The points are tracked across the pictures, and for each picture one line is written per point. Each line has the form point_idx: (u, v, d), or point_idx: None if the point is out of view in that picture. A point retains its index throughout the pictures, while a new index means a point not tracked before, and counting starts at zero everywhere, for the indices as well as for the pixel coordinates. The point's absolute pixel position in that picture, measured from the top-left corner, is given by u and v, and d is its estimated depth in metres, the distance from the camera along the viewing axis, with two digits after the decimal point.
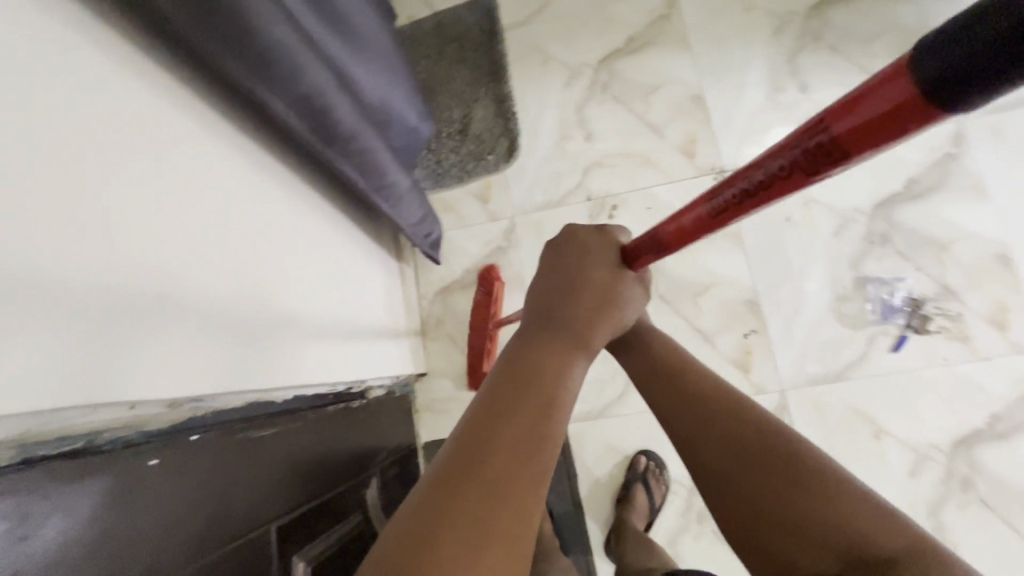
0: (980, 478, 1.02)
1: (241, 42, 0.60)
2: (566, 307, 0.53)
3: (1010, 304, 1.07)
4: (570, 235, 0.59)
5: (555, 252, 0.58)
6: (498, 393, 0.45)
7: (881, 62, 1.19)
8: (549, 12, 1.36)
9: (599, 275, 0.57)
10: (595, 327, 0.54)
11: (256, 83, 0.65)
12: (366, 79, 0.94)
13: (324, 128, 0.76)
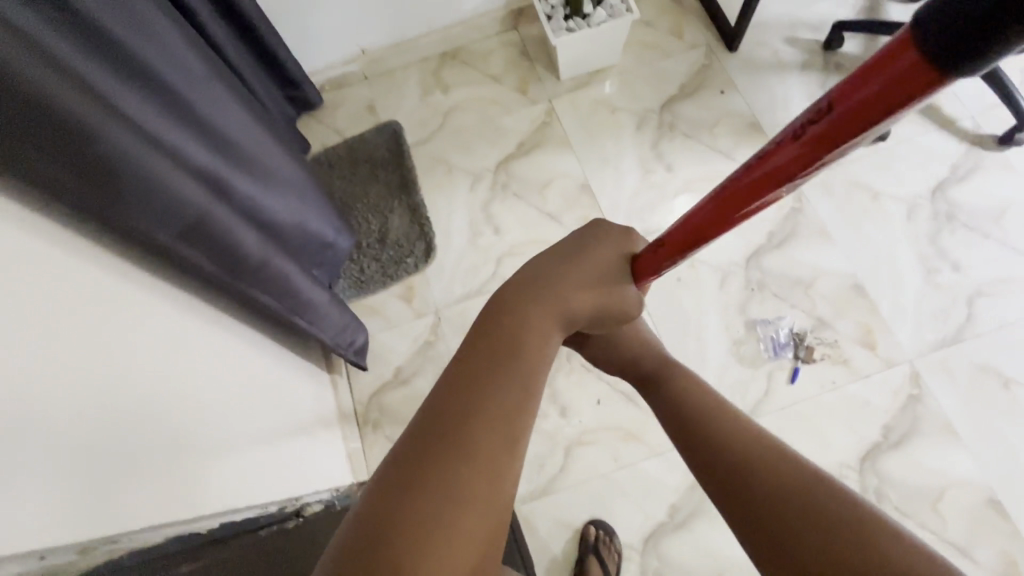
0: (889, 488, 1.12)
1: (146, 202, 0.67)
2: (564, 286, 0.62)
3: (873, 325, 1.23)
4: (595, 222, 0.68)
5: (576, 236, 0.67)
6: (491, 356, 0.54)
7: (724, 143, 1.45)
8: (448, 129, 1.55)
9: (608, 260, 0.66)
10: (577, 306, 0.62)
11: (163, 234, 0.71)
12: (281, 206, 1.03)
13: (230, 265, 0.83)
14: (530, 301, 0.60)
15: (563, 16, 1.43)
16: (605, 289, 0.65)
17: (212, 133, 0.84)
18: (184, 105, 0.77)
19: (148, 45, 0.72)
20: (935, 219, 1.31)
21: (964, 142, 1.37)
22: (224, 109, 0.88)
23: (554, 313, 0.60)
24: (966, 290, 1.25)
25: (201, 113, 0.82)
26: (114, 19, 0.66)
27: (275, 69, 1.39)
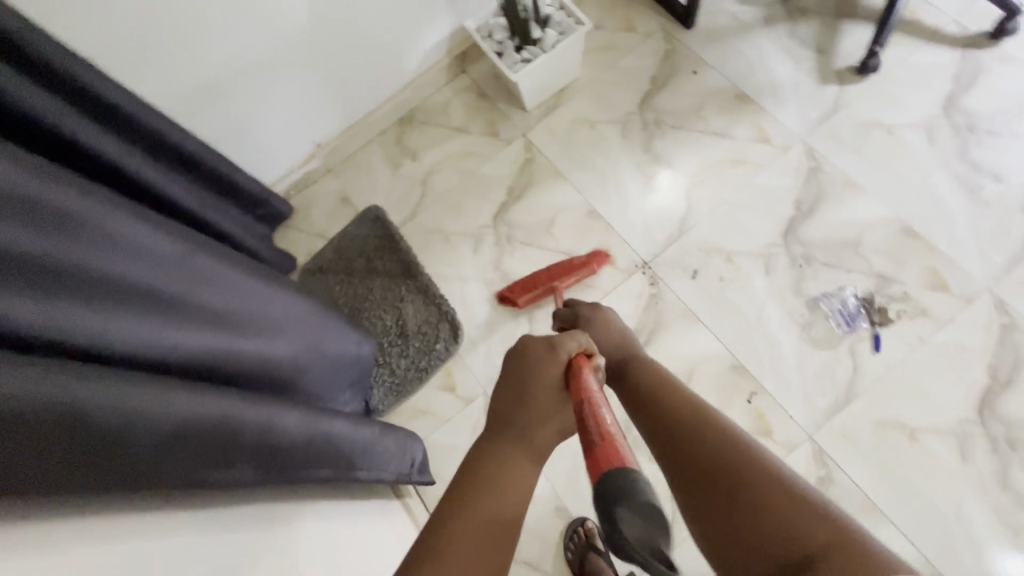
0: (1019, 432, 1.03)
1: (158, 442, 0.60)
2: (516, 411, 0.66)
3: (938, 265, 1.16)
4: (524, 342, 0.70)
5: (514, 361, 0.69)
6: (461, 485, 0.60)
7: (716, 123, 1.37)
8: (432, 197, 1.47)
9: (548, 377, 0.67)
10: (536, 430, 0.65)
11: (188, 463, 0.64)
12: (291, 350, 0.94)
13: (265, 456, 0.73)
14: (493, 438, 0.64)
15: (514, 48, 1.35)
16: (560, 404, 0.67)
17: (186, 312, 0.75)
18: (135, 299, 0.68)
19: (82, 245, 0.63)
20: (958, 135, 1.24)
21: (957, 48, 1.30)
22: (199, 278, 0.79)
23: (525, 442, 0.64)
24: (1016, 198, 1.18)
25: (165, 297, 0.73)
26: (28, 236, 0.58)
27: (237, 197, 1.31)
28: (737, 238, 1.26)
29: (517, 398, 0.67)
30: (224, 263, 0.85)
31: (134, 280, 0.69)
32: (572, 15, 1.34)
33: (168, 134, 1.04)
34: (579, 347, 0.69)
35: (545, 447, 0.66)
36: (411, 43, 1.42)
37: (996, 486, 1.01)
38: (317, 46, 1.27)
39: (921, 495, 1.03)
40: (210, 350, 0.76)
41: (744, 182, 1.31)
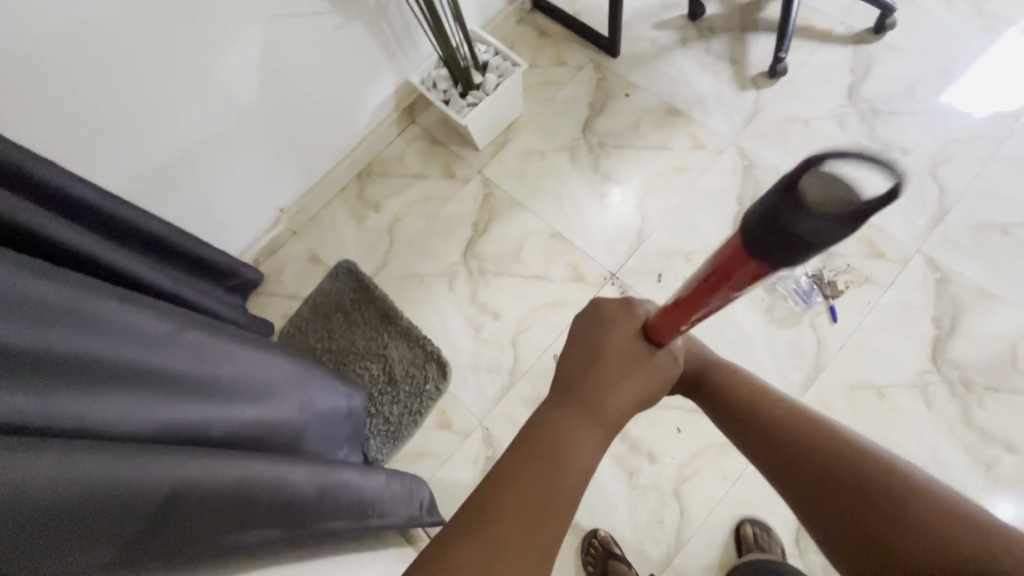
0: (971, 373, 1.13)
1: (164, 513, 0.60)
2: (585, 377, 0.57)
3: (871, 235, 1.27)
4: (598, 302, 0.61)
5: (586, 321, 0.60)
6: (522, 449, 0.53)
7: (654, 137, 1.48)
8: (400, 243, 1.51)
9: (621, 342, 0.57)
10: (609, 401, 0.56)
11: (197, 530, 0.64)
12: (283, 406, 0.94)
13: (277, 513, 0.74)
14: (557, 401, 0.56)
15: (459, 95, 1.43)
16: (637, 372, 0.57)
17: (183, 385, 0.77)
18: (132, 379, 0.70)
19: (80, 335, 0.66)
20: (865, 120, 1.39)
21: (848, 46, 1.47)
22: (195, 349, 0.81)
23: (592, 411, 0.55)
24: (925, 167, 1.31)
25: (162, 372, 0.75)
26: (33, 333, 0.61)
27: (206, 271, 1.32)
28: (692, 238, 1.35)
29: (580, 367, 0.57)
30: (219, 332, 0.88)
31: (129, 361, 0.71)
32: (508, 58, 1.44)
33: (131, 218, 1.06)
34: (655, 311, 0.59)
35: (617, 420, 0.56)
36: (359, 103, 1.49)
37: (962, 426, 1.10)
38: (272, 118, 1.32)
39: (898, 447, 1.11)
40: (212, 420, 0.78)
41: (688, 186, 1.41)
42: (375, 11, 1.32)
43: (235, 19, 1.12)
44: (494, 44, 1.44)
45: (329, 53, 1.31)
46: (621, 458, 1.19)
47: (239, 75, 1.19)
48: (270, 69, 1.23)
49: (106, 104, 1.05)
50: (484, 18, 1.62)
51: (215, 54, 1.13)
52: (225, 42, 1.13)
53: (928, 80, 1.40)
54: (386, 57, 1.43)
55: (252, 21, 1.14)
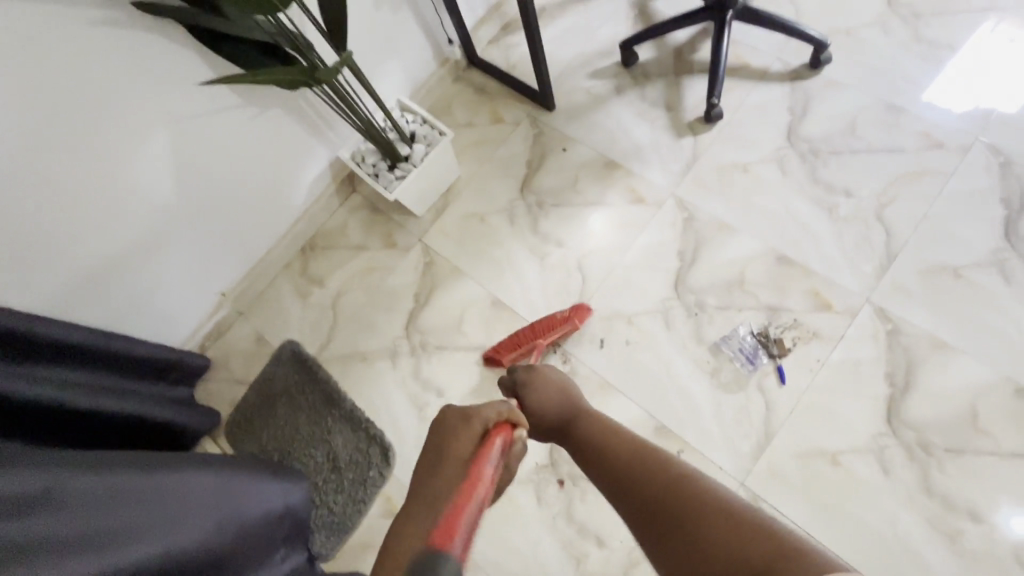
0: (929, 434, 1.06)
1: None
2: (430, 484, 0.66)
3: (817, 286, 1.21)
4: (444, 413, 0.76)
5: (435, 435, 0.74)
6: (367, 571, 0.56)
7: (592, 193, 1.45)
8: (344, 319, 1.49)
9: (461, 448, 0.69)
10: (442, 494, 0.63)
11: None
12: (188, 530, 0.85)
13: None
14: (407, 510, 0.63)
15: (387, 169, 1.41)
16: (464, 468, 0.66)
17: (98, 543, 0.75)
18: (36, 556, 0.68)
19: None
20: (805, 161, 1.34)
21: (785, 84, 1.42)
22: (99, 499, 0.78)
23: (427, 507, 0.62)
24: (870, 209, 1.26)
25: (70, 538, 0.72)
26: None
27: (143, 369, 1.30)
28: (634, 299, 1.30)
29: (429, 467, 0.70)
30: (127, 471, 0.84)
31: (23, 539, 0.68)
32: (435, 126, 1.42)
33: (40, 330, 1.04)
34: (498, 415, 0.72)
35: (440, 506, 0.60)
36: (291, 182, 1.47)
37: (921, 493, 1.03)
38: (197, 210, 1.31)
39: (855, 520, 1.04)
40: (131, 567, 0.76)
41: (628, 243, 1.37)
42: (293, 99, 1.32)
43: (138, 126, 1.11)
44: (421, 114, 1.43)
45: (248, 140, 1.30)
46: (568, 543, 1.14)
47: (153, 176, 1.19)
48: (186, 164, 1.22)
49: (10, 225, 1.04)
50: (416, 82, 1.60)
51: (121, 162, 1.12)
52: (131, 148, 1.12)
53: (869, 115, 1.34)
54: (312, 135, 1.42)
55: (157, 124, 1.13)
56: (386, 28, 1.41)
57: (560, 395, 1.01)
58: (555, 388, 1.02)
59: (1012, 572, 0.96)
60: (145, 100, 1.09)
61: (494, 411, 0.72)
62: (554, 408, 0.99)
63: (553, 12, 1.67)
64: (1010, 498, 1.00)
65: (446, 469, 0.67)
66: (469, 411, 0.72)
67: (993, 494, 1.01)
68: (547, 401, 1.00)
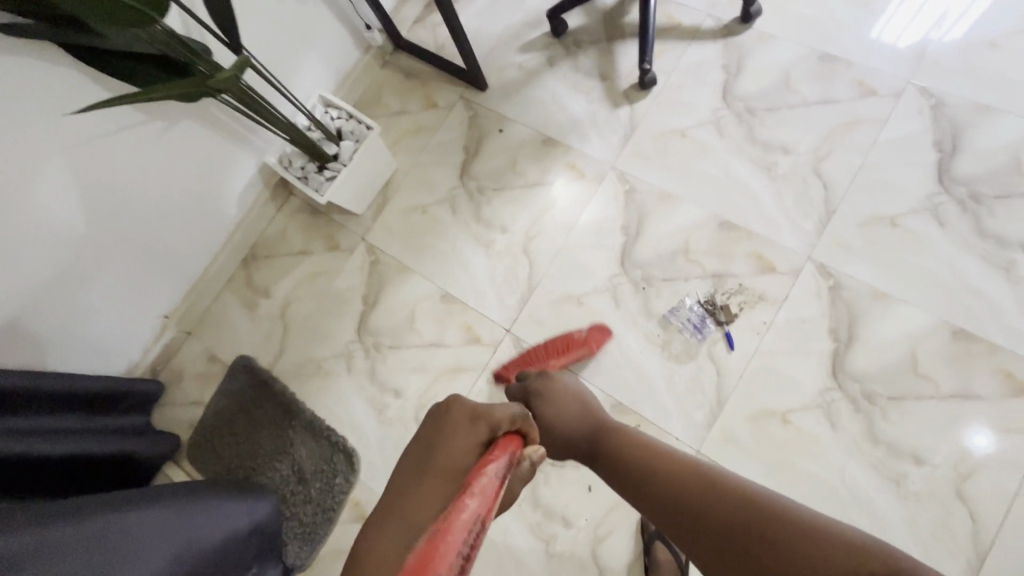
0: (873, 384, 1.08)
1: None
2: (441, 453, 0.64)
3: (760, 248, 1.21)
4: (452, 400, 0.69)
5: (437, 420, 0.68)
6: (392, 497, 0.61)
7: (532, 174, 1.41)
8: (294, 329, 1.45)
9: (466, 440, 0.65)
10: (453, 459, 0.63)
11: None
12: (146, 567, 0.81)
13: None
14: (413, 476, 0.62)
15: (316, 170, 1.35)
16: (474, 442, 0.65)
17: None
18: None
19: None
20: (742, 121, 1.31)
21: (718, 41, 1.38)
22: (54, 554, 0.76)
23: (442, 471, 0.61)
24: (808, 164, 1.24)
25: None
26: None
27: (89, 404, 1.24)
28: (582, 279, 1.29)
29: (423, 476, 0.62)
30: (90, 517, 0.83)
31: None
32: (361, 120, 1.36)
33: None
34: (511, 421, 0.67)
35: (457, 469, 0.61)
36: (220, 192, 1.41)
37: (869, 442, 1.05)
38: (118, 232, 1.25)
39: (806, 475, 1.06)
40: None
41: (572, 223, 1.34)
42: (204, 106, 1.26)
43: (32, 159, 1.04)
44: (346, 109, 1.37)
45: (162, 154, 1.24)
46: (536, 527, 1.16)
47: (59, 204, 1.12)
48: (95, 185, 1.16)
49: None
50: (340, 73, 1.52)
51: (21, 193, 1.05)
52: (30, 182, 1.06)
53: (803, 67, 1.31)
54: (233, 141, 1.36)
55: (53, 149, 1.06)
56: (297, 19, 1.32)
57: (578, 408, 0.95)
58: (567, 398, 0.96)
59: (954, 510, 0.99)
60: (34, 129, 1.02)
61: (505, 413, 0.67)
62: (578, 423, 0.93)
63: None
64: (952, 439, 1.03)
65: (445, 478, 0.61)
66: (479, 408, 0.67)
67: (935, 436, 1.03)
68: (566, 412, 0.94)
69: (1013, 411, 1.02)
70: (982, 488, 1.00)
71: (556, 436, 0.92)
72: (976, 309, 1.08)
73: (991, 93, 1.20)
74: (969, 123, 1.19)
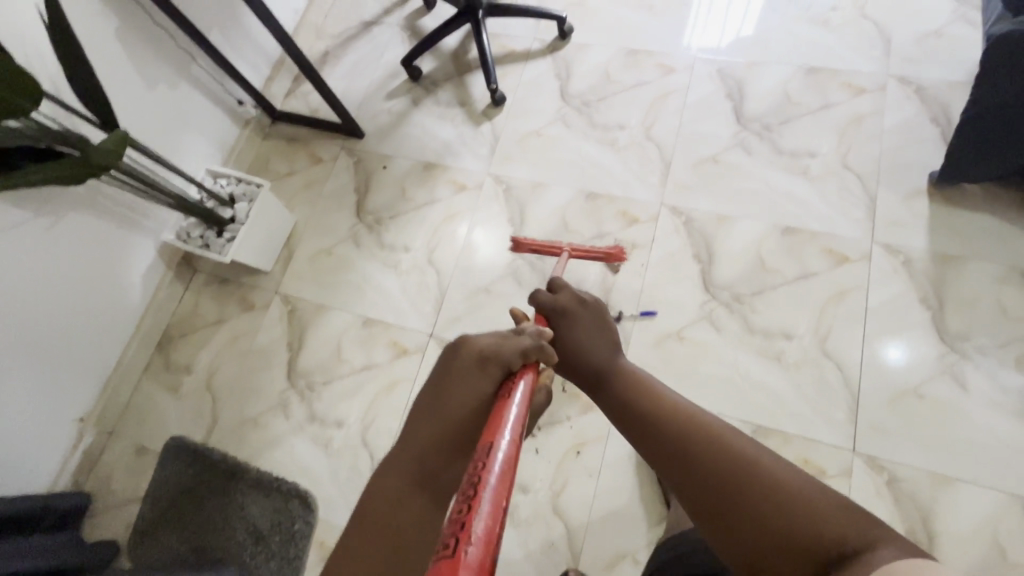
0: (737, 287, 1.28)
1: None
2: (453, 399, 0.65)
3: (623, 206, 1.42)
4: (456, 347, 0.70)
5: (444, 365, 0.69)
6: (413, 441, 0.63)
7: (420, 196, 1.56)
8: (223, 395, 1.45)
9: (469, 392, 0.66)
10: (461, 405, 0.65)
11: None
12: None
13: None
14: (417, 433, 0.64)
15: (215, 235, 1.42)
16: (476, 386, 0.66)
17: None
18: None
19: None
20: (582, 113, 1.55)
21: (547, 57, 1.65)
22: None
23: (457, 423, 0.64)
24: (641, 133, 1.49)
25: None
26: None
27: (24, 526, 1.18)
28: (484, 272, 1.43)
29: (434, 414, 0.65)
30: None
31: None
32: (251, 181, 1.46)
33: None
34: (521, 357, 0.68)
35: (469, 418, 0.65)
36: (122, 279, 1.43)
37: (747, 334, 1.24)
38: (15, 335, 1.23)
39: (710, 378, 1.22)
40: None
41: (464, 228, 1.49)
42: (88, 194, 1.31)
43: None
44: (233, 174, 1.46)
45: (52, 247, 1.26)
46: None
47: None
48: None
49: None
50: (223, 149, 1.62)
51: None
52: None
53: (616, 62, 1.59)
54: (125, 225, 1.41)
55: None
56: (169, 105, 1.42)
57: (604, 339, 0.87)
58: (594, 327, 0.88)
59: (826, 367, 1.18)
60: None
61: (517, 348, 0.68)
62: (594, 354, 0.85)
63: (336, 53, 1.82)
64: (807, 312, 1.23)
65: (453, 418, 0.64)
66: (484, 355, 0.68)
67: (795, 313, 1.23)
68: (587, 341, 0.87)
69: (842, 276, 1.24)
70: (840, 342, 1.19)
71: (572, 353, 0.86)
72: (795, 211, 1.32)
73: (758, 51, 1.52)
74: (747, 76, 1.50)
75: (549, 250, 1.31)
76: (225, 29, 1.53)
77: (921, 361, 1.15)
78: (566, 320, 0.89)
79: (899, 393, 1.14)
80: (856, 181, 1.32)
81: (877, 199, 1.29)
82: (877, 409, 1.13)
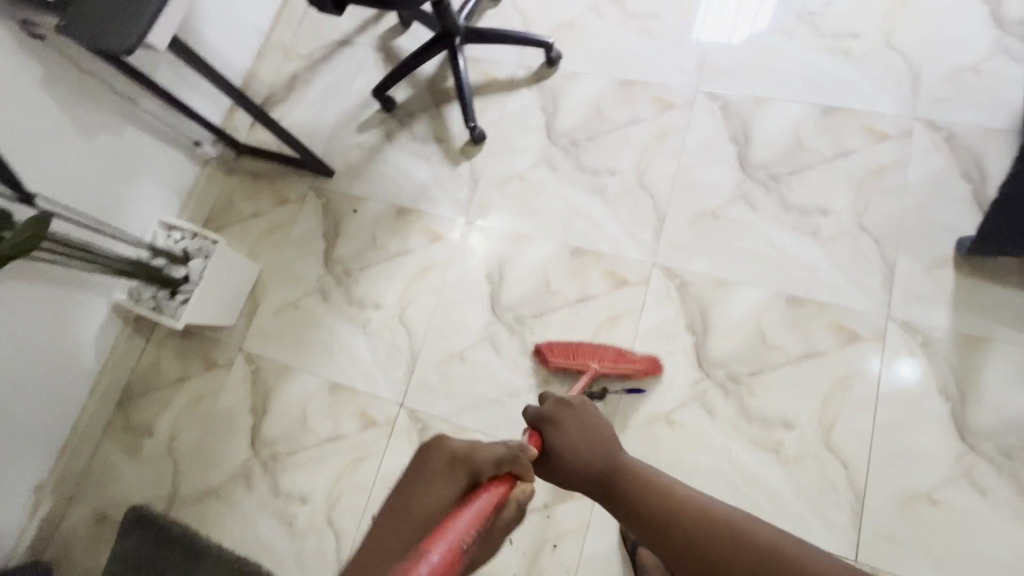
0: (734, 365, 1.16)
1: None
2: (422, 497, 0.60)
3: (611, 265, 1.29)
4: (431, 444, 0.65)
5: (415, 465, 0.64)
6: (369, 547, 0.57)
7: (392, 245, 1.44)
8: (184, 461, 1.37)
9: (437, 495, 0.61)
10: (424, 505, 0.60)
11: None
12: None
13: None
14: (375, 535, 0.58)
15: (168, 297, 1.32)
16: (448, 487, 0.61)
17: None
18: None
19: None
20: (569, 154, 1.41)
21: (532, 87, 1.49)
22: None
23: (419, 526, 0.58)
24: (634, 180, 1.35)
25: None
26: None
27: None
28: (459, 335, 1.32)
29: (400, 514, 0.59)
30: None
31: None
32: (206, 236, 1.35)
33: None
34: (496, 462, 0.64)
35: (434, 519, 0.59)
36: (75, 342, 1.34)
37: (742, 420, 1.12)
38: None
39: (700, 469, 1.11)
40: None
41: (439, 283, 1.37)
42: (26, 265, 1.20)
43: None
44: (188, 228, 1.35)
45: None
46: None
47: None
48: None
49: None
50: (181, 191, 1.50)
51: None
52: None
53: (609, 95, 1.44)
54: (73, 287, 1.31)
55: None
56: (114, 156, 1.31)
57: (593, 446, 0.81)
58: (584, 432, 0.82)
59: (828, 463, 1.07)
60: None
61: (490, 454, 0.64)
62: (593, 461, 0.80)
63: (305, 76, 1.67)
64: (810, 398, 1.11)
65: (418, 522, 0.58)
66: (456, 455, 0.63)
67: (797, 398, 1.11)
68: (581, 446, 0.81)
69: (852, 357, 1.12)
70: (845, 435, 1.08)
71: (570, 468, 0.79)
72: (801, 277, 1.19)
73: (768, 84, 1.35)
74: (754, 115, 1.33)
75: (570, 361, 1.16)
76: (175, 63, 1.39)
77: (936, 460, 1.03)
78: (556, 430, 0.82)
79: (909, 497, 1.02)
80: (871, 245, 1.18)
81: (895, 267, 1.15)
82: (884, 515, 1.02)
